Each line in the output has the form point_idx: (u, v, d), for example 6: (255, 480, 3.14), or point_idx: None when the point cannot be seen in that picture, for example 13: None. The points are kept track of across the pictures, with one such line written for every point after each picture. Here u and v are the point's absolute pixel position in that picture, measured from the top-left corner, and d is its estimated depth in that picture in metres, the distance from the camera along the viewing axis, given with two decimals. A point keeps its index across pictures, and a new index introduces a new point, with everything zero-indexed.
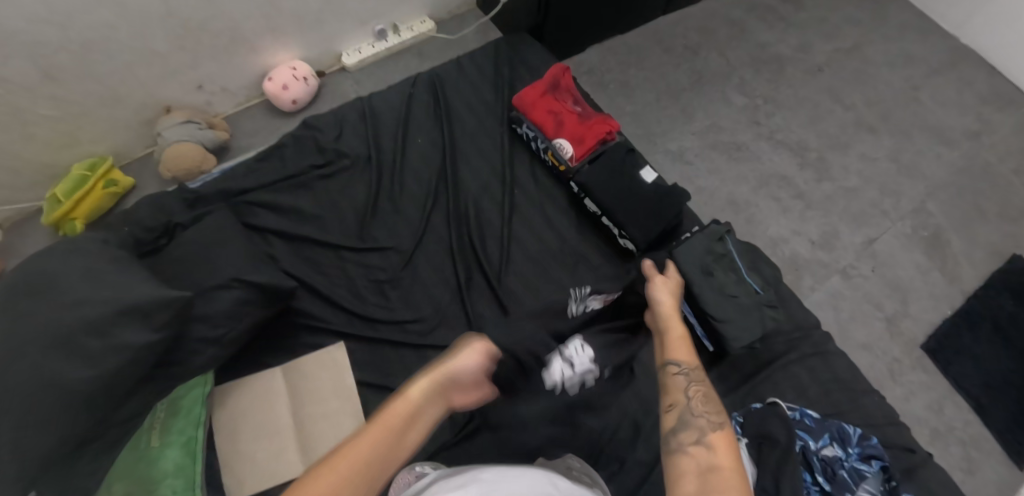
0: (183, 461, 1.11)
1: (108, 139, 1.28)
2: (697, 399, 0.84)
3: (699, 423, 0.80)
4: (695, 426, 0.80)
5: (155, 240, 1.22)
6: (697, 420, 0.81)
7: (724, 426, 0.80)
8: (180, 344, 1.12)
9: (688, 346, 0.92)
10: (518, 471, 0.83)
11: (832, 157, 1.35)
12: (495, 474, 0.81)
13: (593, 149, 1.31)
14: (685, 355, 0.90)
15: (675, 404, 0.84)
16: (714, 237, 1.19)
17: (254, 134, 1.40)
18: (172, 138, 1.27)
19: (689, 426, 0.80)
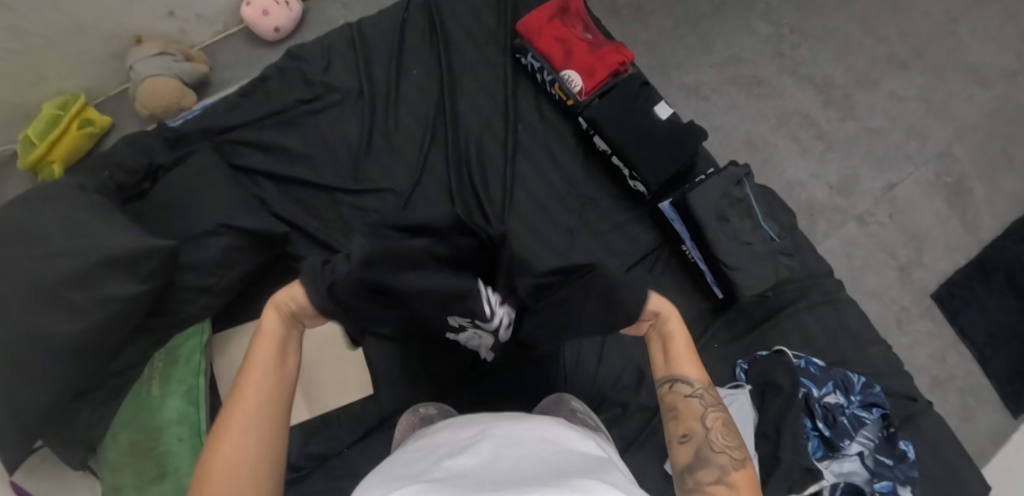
0: (186, 409, 1.10)
1: (79, 74, 1.19)
2: (718, 431, 0.78)
3: (720, 460, 0.75)
4: (717, 466, 0.75)
5: (137, 184, 1.17)
6: (718, 456, 0.76)
7: (744, 464, 0.76)
8: (171, 292, 1.10)
9: (694, 357, 0.82)
10: (531, 426, 0.82)
11: (859, 95, 1.27)
12: (506, 430, 0.80)
13: (604, 82, 1.22)
14: (692, 367, 0.81)
15: (692, 436, 0.78)
16: (731, 181, 1.12)
17: (237, 65, 1.30)
18: (147, 71, 1.17)
19: (709, 464, 0.75)
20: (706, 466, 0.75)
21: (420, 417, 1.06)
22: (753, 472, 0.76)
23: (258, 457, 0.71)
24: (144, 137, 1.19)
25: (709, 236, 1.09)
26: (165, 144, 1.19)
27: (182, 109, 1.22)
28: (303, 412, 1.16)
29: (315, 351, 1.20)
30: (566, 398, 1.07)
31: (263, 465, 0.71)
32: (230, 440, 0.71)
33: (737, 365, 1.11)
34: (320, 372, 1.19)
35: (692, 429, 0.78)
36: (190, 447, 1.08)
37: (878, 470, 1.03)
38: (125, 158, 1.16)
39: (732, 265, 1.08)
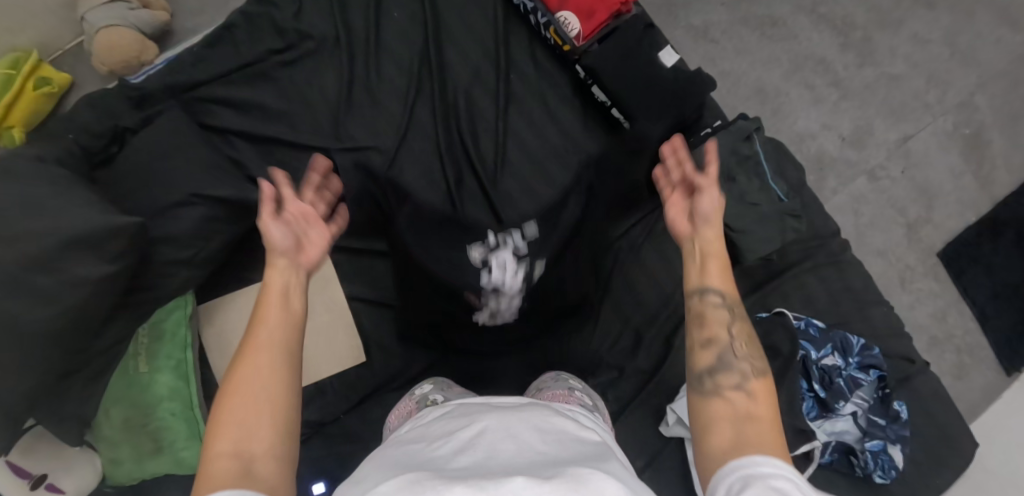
0: (176, 384, 1.08)
1: (26, 28, 1.13)
2: (739, 339, 0.70)
3: (739, 366, 0.68)
4: (738, 372, 0.68)
5: (104, 148, 1.10)
6: (737, 362, 0.68)
7: (765, 372, 0.69)
8: (148, 266, 1.03)
9: (727, 272, 0.73)
10: (524, 414, 0.73)
11: (879, 38, 1.19)
12: (502, 419, 0.70)
13: (604, 25, 1.12)
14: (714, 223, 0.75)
15: (715, 342, 0.70)
16: (740, 136, 1.02)
17: (201, 11, 1.25)
18: (101, 22, 1.11)
19: (726, 368, 0.68)
20: (728, 370, 0.68)
21: (417, 402, 0.94)
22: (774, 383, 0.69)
23: (277, 396, 0.64)
24: (106, 97, 1.12)
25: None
26: (130, 104, 1.12)
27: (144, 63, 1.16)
28: None
29: None
30: (562, 376, 0.97)
31: (281, 402, 0.64)
32: (240, 376, 0.64)
33: None
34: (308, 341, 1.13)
35: (716, 335, 0.70)
36: (183, 421, 1.07)
37: (870, 429, 1.01)
38: (89, 121, 1.09)
39: (736, 227, 0.98)
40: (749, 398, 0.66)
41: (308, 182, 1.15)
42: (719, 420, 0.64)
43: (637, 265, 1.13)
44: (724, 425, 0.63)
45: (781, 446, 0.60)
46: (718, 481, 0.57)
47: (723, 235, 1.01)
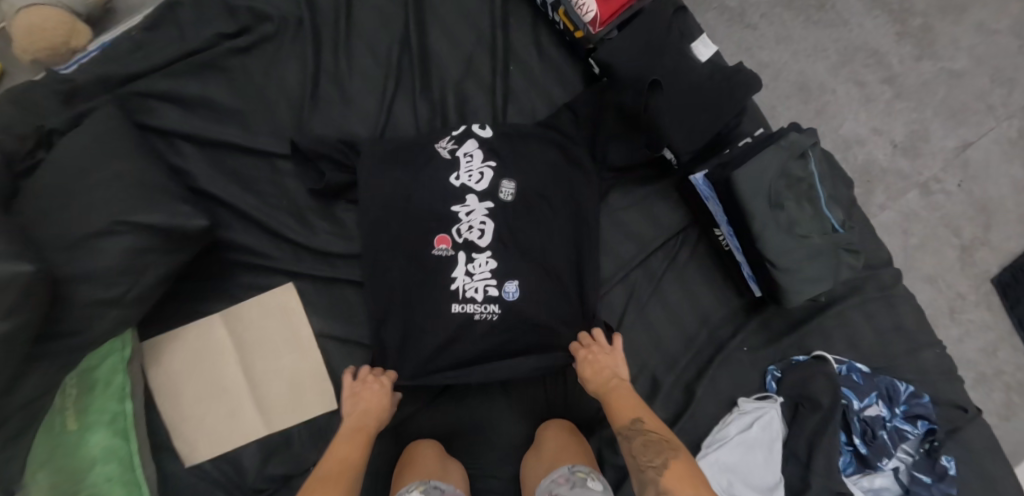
0: (112, 443, 0.90)
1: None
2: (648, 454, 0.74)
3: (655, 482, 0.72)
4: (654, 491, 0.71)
5: (30, 153, 0.90)
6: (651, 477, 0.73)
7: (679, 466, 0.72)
8: (66, 310, 0.82)
9: (626, 403, 0.80)
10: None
11: (940, 26, 1.02)
12: None
13: (628, 7, 0.92)
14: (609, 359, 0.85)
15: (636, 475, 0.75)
16: (793, 154, 0.83)
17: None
18: (22, 2, 0.95)
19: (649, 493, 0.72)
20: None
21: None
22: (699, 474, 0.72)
23: None
24: (33, 88, 0.92)
25: (756, 228, 0.83)
26: (60, 100, 0.92)
27: (74, 50, 1.00)
28: (259, 429, 0.97)
29: (263, 358, 0.97)
30: (579, 474, 0.80)
31: None
32: None
33: (769, 372, 0.92)
34: (273, 383, 0.97)
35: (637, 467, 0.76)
36: (122, 488, 0.90)
37: (913, 488, 0.89)
38: (8, 120, 0.90)
39: (780, 264, 0.83)
40: None
41: (267, 196, 0.97)
42: None
43: (657, 302, 0.94)
44: None
45: None
46: None
47: (763, 269, 0.85)
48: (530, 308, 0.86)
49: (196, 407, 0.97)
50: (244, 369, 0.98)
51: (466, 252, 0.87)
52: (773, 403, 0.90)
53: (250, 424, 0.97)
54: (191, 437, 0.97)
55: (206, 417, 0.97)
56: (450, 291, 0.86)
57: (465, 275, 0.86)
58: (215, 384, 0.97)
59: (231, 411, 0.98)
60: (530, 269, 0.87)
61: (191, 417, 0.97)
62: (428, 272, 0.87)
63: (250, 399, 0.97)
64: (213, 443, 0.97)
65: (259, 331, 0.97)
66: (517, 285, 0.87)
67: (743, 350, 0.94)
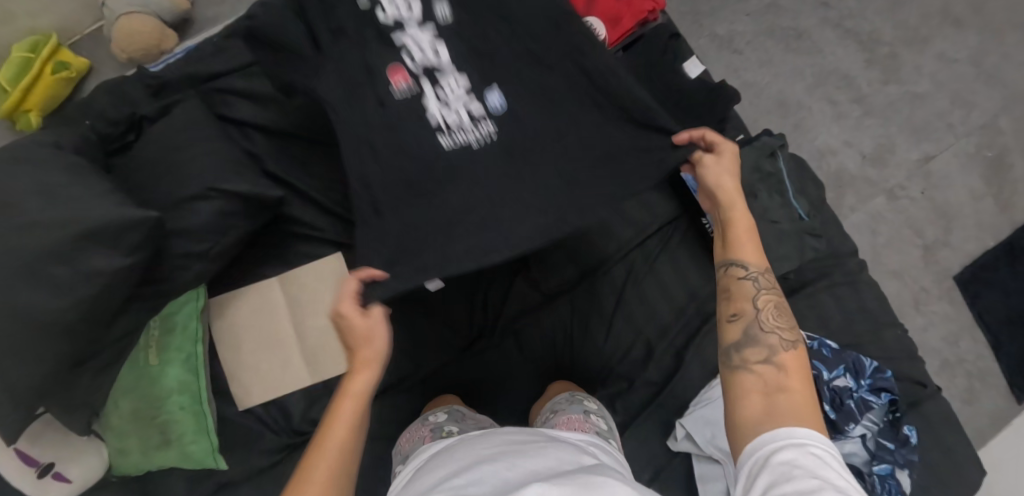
0: (186, 377, 1.07)
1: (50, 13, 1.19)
2: (769, 312, 0.71)
3: (769, 340, 0.70)
4: (767, 346, 0.69)
5: (121, 136, 1.12)
6: (767, 337, 0.70)
7: (796, 344, 0.70)
8: (162, 260, 1.01)
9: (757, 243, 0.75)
10: (544, 445, 0.69)
11: (905, 55, 1.18)
12: (524, 451, 0.68)
13: (630, 32, 1.10)
14: (754, 251, 0.74)
15: (742, 316, 0.72)
16: (765, 153, 0.98)
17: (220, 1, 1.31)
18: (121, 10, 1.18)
19: (756, 343, 0.70)
20: (756, 346, 0.69)
21: (430, 428, 0.91)
22: (805, 352, 0.71)
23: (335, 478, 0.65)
24: (124, 83, 1.14)
25: None
26: (148, 93, 1.14)
27: (164, 51, 1.23)
28: (304, 379, 1.14)
29: (314, 316, 1.15)
30: (578, 397, 0.94)
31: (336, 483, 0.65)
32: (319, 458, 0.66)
33: None
34: (320, 339, 1.14)
35: (743, 309, 0.72)
36: (191, 415, 1.07)
37: (878, 453, 0.99)
38: (110, 108, 1.12)
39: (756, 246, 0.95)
40: (780, 370, 0.68)
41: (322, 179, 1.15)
42: (750, 394, 0.67)
43: (652, 278, 1.09)
44: (756, 399, 0.66)
45: (813, 420, 0.63)
46: (753, 455, 0.61)
47: None
48: None
49: (253, 356, 1.14)
50: (296, 326, 1.15)
51: None
52: None
53: (297, 373, 1.14)
54: (247, 383, 1.14)
55: (261, 365, 1.14)
56: None
57: None
58: (271, 337, 1.15)
59: (282, 363, 1.15)
60: None
61: (248, 364, 1.14)
62: None
63: (299, 353, 1.14)
64: (266, 388, 1.14)
65: (311, 294, 1.15)
66: None
67: None
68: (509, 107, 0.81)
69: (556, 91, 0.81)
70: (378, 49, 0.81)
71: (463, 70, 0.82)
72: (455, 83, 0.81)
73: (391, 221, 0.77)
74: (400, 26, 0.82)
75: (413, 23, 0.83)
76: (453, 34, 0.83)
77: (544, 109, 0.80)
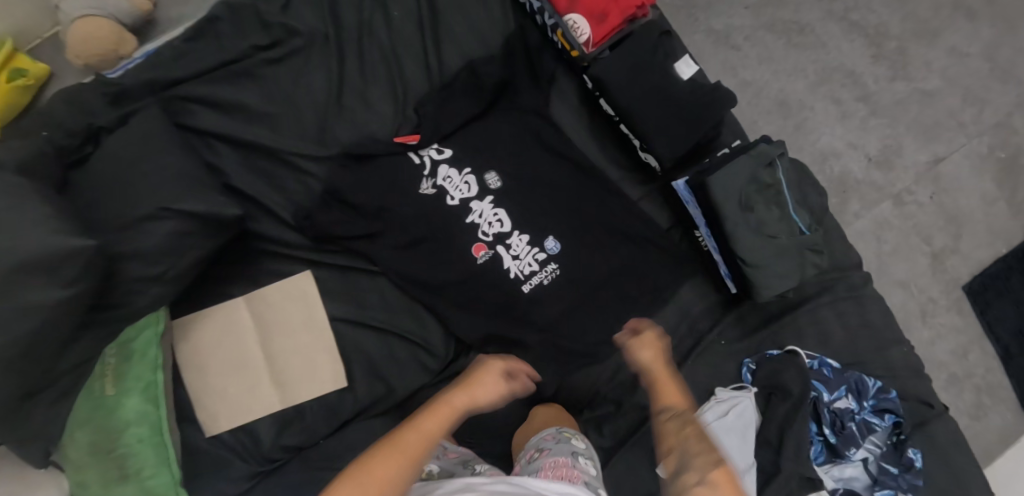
0: (145, 408, 1.00)
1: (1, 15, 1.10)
2: (694, 439, 0.79)
3: (698, 463, 0.76)
4: (696, 469, 0.76)
5: (79, 148, 1.02)
6: (695, 457, 0.77)
7: (723, 464, 0.76)
8: (115, 285, 0.93)
9: (676, 386, 0.87)
10: None
11: (914, 49, 1.11)
12: None
13: (618, 29, 0.98)
14: (676, 395, 0.86)
15: (676, 449, 0.79)
16: (763, 161, 0.88)
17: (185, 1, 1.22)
18: (76, 13, 1.09)
19: (688, 466, 0.76)
20: (688, 471, 0.76)
21: None
22: (734, 473, 0.76)
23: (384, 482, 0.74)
24: (80, 90, 1.05)
25: (727, 229, 0.87)
26: (107, 101, 1.04)
27: (121, 57, 1.13)
28: (276, 403, 1.06)
29: (282, 336, 1.07)
30: (564, 434, 0.88)
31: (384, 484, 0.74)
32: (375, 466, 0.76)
33: (743, 364, 0.98)
34: (289, 361, 1.06)
35: (674, 445, 0.80)
36: (151, 448, 1.00)
37: (880, 478, 0.92)
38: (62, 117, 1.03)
39: (749, 262, 0.87)
40: (711, 487, 0.73)
41: (292, 192, 1.08)
42: None
43: None
44: None
45: None
46: None
47: (736, 266, 0.90)
48: (573, 287, 0.99)
49: (219, 379, 1.06)
50: (264, 347, 1.07)
51: (502, 244, 0.99)
52: (745, 392, 0.96)
53: (266, 397, 1.06)
54: (213, 407, 1.06)
55: (228, 389, 1.06)
56: (514, 280, 0.99)
57: (517, 262, 0.99)
58: (236, 359, 1.06)
59: (250, 386, 1.06)
60: (571, 256, 1.00)
61: (216, 388, 1.06)
62: (467, 271, 1.00)
63: (269, 375, 1.06)
64: (234, 413, 1.06)
65: (279, 313, 1.07)
66: (555, 240, 1.00)
67: (721, 343, 1.00)
68: (565, 249, 1.00)
69: (551, 180, 1.03)
70: (457, 234, 1.00)
71: (523, 229, 1.00)
72: (521, 241, 0.99)
73: (421, 250, 1.01)
74: (467, 203, 1.00)
75: (475, 196, 1.00)
76: (509, 200, 1.01)
77: (579, 221, 1.01)
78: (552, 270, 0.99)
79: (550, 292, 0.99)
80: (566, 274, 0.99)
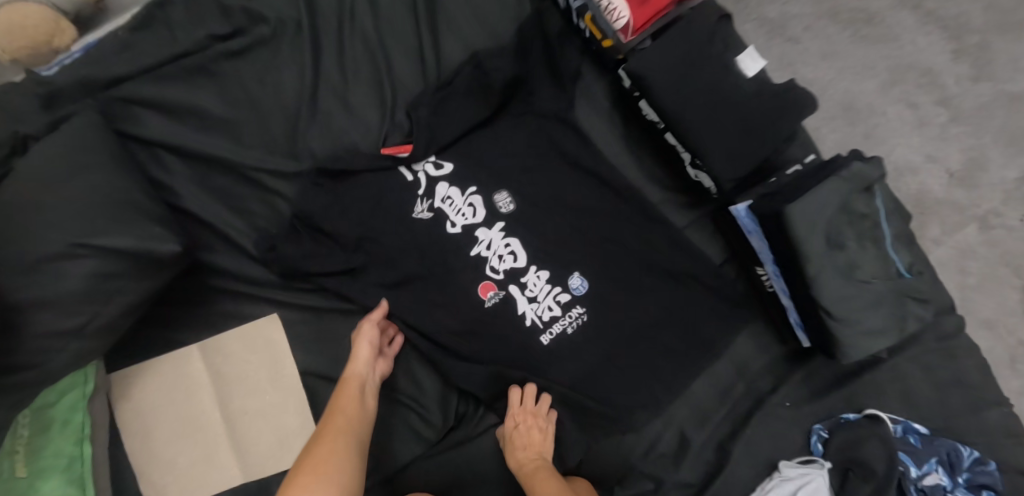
0: (66, 493, 0.76)
1: None
2: None
3: None
4: None
5: (4, 160, 0.80)
6: None
7: None
8: (15, 344, 0.72)
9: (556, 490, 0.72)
10: None
11: (999, 44, 0.93)
12: None
13: (663, 13, 0.79)
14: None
15: None
16: (860, 187, 0.71)
17: None
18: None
19: None
20: None
21: None
22: None
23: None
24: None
25: (812, 271, 0.69)
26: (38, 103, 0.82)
27: (57, 50, 0.93)
28: (236, 476, 0.85)
29: (243, 395, 0.86)
30: None
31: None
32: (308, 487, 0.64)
33: (815, 429, 0.81)
34: (253, 425, 0.86)
35: None
36: None
37: None
38: None
39: (836, 314, 0.70)
40: None
41: (257, 217, 0.87)
42: None
43: None
44: None
45: None
46: None
47: (812, 316, 0.72)
48: (605, 337, 0.80)
49: (167, 448, 0.84)
50: (221, 408, 0.86)
51: (515, 284, 0.80)
52: (818, 468, 0.77)
53: (225, 470, 0.85)
54: (159, 484, 0.84)
55: (177, 460, 0.85)
56: (530, 329, 0.80)
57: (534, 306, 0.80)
58: (187, 423, 0.85)
59: (204, 455, 0.85)
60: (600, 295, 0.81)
61: (160, 459, 0.84)
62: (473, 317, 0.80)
63: (228, 443, 0.85)
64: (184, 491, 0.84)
65: (239, 366, 0.87)
66: (581, 277, 0.81)
67: (783, 405, 0.82)
68: (593, 289, 0.81)
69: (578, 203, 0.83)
70: (458, 270, 0.80)
71: (541, 264, 0.81)
72: (538, 278, 0.80)
73: (416, 289, 0.81)
74: (473, 231, 0.81)
75: (482, 223, 0.81)
76: (523, 229, 0.82)
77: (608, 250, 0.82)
78: (577, 314, 0.80)
79: (575, 343, 0.80)
80: (595, 322, 0.80)
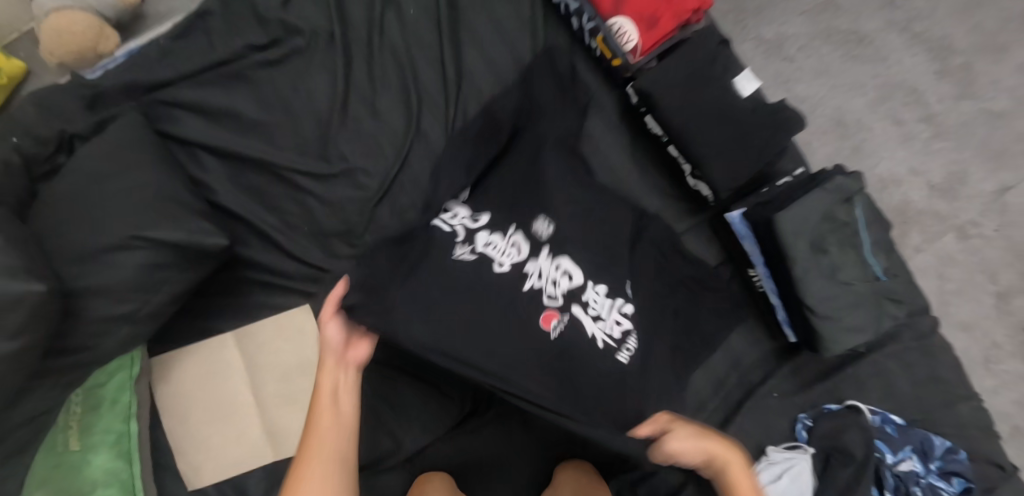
0: (114, 465, 0.84)
1: None
2: None
3: None
4: None
5: (50, 158, 0.89)
6: None
7: None
8: (75, 326, 0.79)
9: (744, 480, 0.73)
10: None
11: (980, 66, 1.00)
12: None
13: (669, 36, 0.87)
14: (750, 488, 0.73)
15: None
16: (840, 198, 0.78)
17: None
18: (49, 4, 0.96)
19: None
20: None
21: None
22: None
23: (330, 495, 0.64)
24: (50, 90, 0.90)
25: (796, 273, 0.76)
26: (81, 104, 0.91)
27: (101, 54, 1.00)
28: (265, 456, 0.92)
29: (274, 381, 0.94)
30: None
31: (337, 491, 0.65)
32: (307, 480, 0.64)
33: (799, 419, 0.88)
34: (283, 409, 0.93)
35: None
36: None
37: None
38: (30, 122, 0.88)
39: (819, 312, 0.77)
40: None
41: (289, 215, 0.94)
42: None
43: None
44: None
45: None
46: None
47: (799, 313, 0.79)
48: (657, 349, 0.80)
49: (202, 427, 0.92)
50: (253, 392, 0.93)
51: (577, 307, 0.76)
52: (802, 453, 0.84)
53: (255, 449, 0.92)
54: (194, 461, 0.91)
55: (211, 439, 0.92)
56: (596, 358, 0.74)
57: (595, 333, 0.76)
58: (222, 405, 0.93)
59: (236, 436, 0.93)
60: None
61: (196, 437, 0.92)
62: None
63: (259, 425, 0.93)
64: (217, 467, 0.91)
65: (271, 354, 0.94)
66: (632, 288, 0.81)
67: (772, 396, 0.90)
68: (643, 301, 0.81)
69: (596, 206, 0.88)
70: None
71: (599, 279, 0.78)
72: (598, 295, 0.77)
73: None
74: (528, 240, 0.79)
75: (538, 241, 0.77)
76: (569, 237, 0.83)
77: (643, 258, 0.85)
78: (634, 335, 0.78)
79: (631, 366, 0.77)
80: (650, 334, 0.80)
